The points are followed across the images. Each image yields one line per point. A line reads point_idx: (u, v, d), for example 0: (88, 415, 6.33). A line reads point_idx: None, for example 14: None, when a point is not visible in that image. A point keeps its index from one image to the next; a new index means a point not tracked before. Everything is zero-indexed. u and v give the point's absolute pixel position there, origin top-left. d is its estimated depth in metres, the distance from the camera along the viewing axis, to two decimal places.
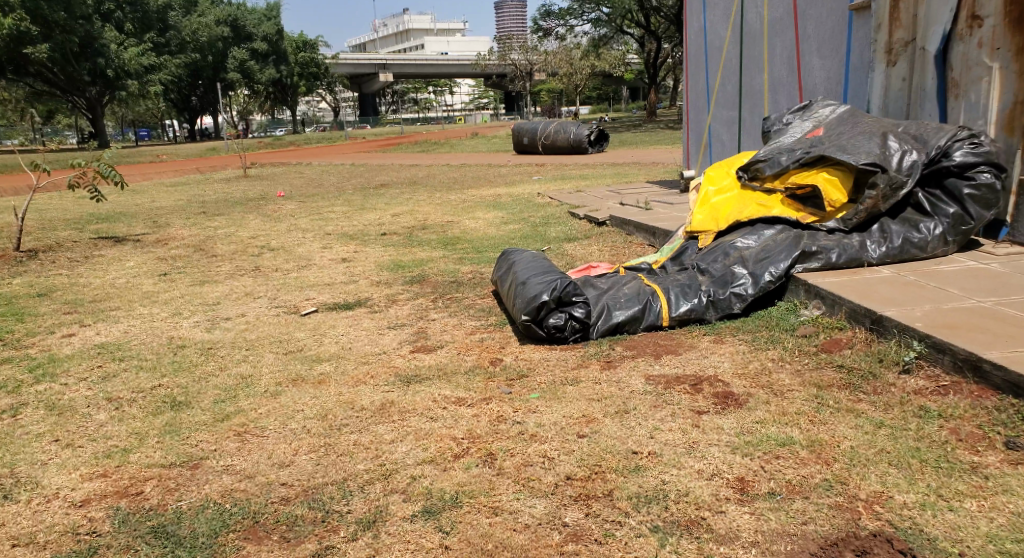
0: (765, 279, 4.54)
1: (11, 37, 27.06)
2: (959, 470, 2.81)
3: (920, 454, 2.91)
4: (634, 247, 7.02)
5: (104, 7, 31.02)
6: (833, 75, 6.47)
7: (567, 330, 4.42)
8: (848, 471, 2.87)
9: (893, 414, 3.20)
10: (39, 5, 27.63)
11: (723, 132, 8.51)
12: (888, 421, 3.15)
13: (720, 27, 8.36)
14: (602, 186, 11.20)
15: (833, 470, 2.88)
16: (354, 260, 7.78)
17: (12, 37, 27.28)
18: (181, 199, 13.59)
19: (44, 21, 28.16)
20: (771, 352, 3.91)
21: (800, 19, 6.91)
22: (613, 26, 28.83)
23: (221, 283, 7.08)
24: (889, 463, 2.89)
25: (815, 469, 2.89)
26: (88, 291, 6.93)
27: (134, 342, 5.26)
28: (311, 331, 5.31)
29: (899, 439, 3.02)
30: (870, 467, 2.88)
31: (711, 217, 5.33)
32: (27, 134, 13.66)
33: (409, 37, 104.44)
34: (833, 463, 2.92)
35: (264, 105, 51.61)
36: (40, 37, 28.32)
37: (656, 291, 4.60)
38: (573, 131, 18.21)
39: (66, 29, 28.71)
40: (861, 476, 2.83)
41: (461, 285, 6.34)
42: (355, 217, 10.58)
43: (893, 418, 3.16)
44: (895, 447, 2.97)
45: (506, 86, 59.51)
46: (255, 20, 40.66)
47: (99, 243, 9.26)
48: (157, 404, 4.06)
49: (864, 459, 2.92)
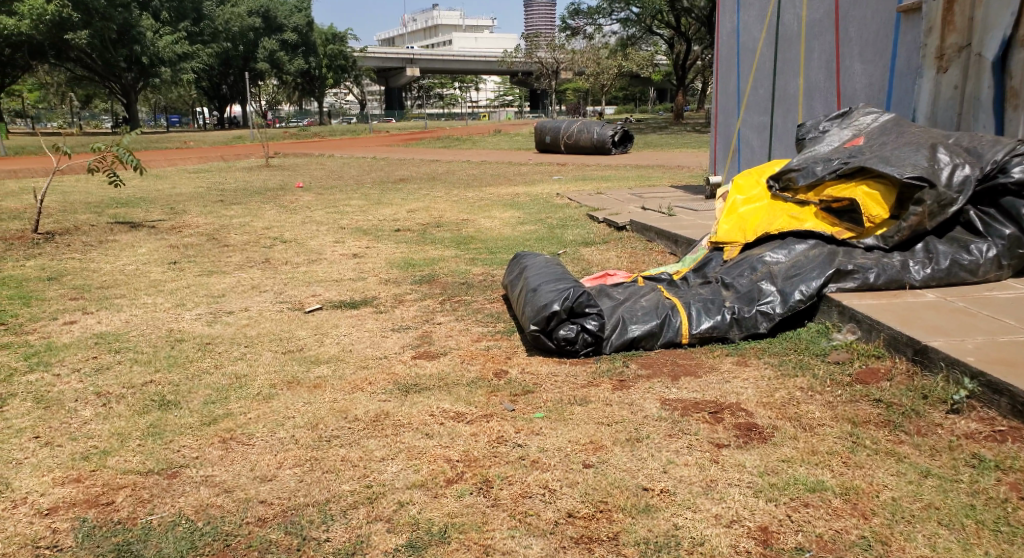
0: (794, 298, 4.27)
1: (52, 23, 27.09)
2: (1020, 537, 2.53)
3: (974, 514, 2.64)
4: (654, 255, 6.75)
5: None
6: (876, 81, 6.17)
7: (578, 343, 4.17)
8: (889, 529, 2.61)
9: (941, 462, 2.95)
10: None
11: (752, 138, 8.20)
12: (936, 469, 2.90)
13: (754, 28, 8.05)
14: (623, 189, 10.93)
15: (871, 526, 2.62)
16: (366, 256, 7.56)
17: (54, 25, 27.28)
18: (201, 186, 13.46)
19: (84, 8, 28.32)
20: (799, 381, 3.70)
21: (841, 21, 6.59)
22: (643, 26, 28.39)
23: (229, 275, 6.87)
24: (938, 522, 2.62)
25: (851, 523, 2.64)
26: (96, 277, 6.75)
27: (132, 333, 5.05)
28: (313, 329, 5.08)
29: (949, 493, 2.76)
30: (915, 525, 2.62)
31: (738, 228, 5.09)
32: (61, 119, 13.66)
33: (437, 31, 104.32)
34: (871, 517, 2.67)
35: (291, 95, 51.72)
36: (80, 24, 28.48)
37: (675, 305, 4.37)
38: (596, 132, 17.91)
39: (106, 16, 28.81)
40: (905, 536, 2.57)
41: (471, 287, 6.09)
42: (371, 211, 10.36)
43: (942, 467, 2.91)
44: (945, 503, 2.71)
45: (531, 83, 59.18)
46: (287, 12, 40.64)
47: (116, 228, 9.10)
48: (145, 401, 3.82)
49: (908, 514, 2.66)
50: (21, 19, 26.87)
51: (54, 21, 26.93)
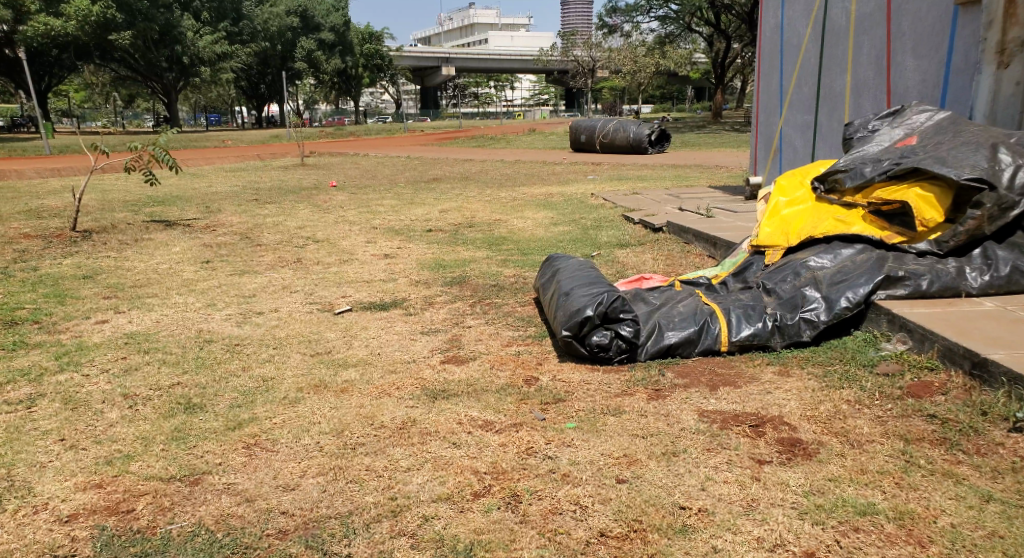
0: (839, 305, 4.10)
1: (96, 22, 27.49)
2: None
3: None
4: (691, 258, 6.60)
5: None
6: (930, 77, 5.94)
7: (612, 349, 4.05)
8: None
9: (1003, 485, 2.80)
10: None
11: (795, 137, 7.99)
12: (998, 493, 2.76)
13: (799, 23, 7.83)
14: (659, 189, 10.75)
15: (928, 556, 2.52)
16: (398, 257, 7.49)
17: (98, 25, 27.67)
18: (236, 185, 13.52)
19: (127, 8, 28.70)
20: (845, 393, 3.52)
21: (894, 16, 6.37)
22: (681, 23, 28.00)
23: (260, 275, 6.84)
24: (1003, 552, 2.51)
25: (905, 551, 2.54)
26: (129, 276, 6.75)
27: (161, 333, 5.01)
28: (342, 332, 5.01)
29: (1013, 520, 2.63)
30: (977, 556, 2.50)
31: (781, 232, 4.93)
32: (104, 117, 13.82)
33: (472, 30, 104.40)
34: (928, 545, 2.55)
35: (328, 94, 52.06)
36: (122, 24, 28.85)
37: (715, 311, 4.22)
38: (633, 131, 17.71)
39: (148, 17, 29.16)
40: None
41: (502, 290, 5.98)
42: (404, 211, 10.30)
43: (1004, 490, 2.77)
44: (1010, 531, 2.58)
45: (567, 83, 58.94)
46: (325, 11, 40.88)
47: (151, 227, 9.15)
48: (170, 404, 3.76)
49: (969, 543, 2.55)
50: (65, 18, 27.24)
51: (98, 21, 27.32)
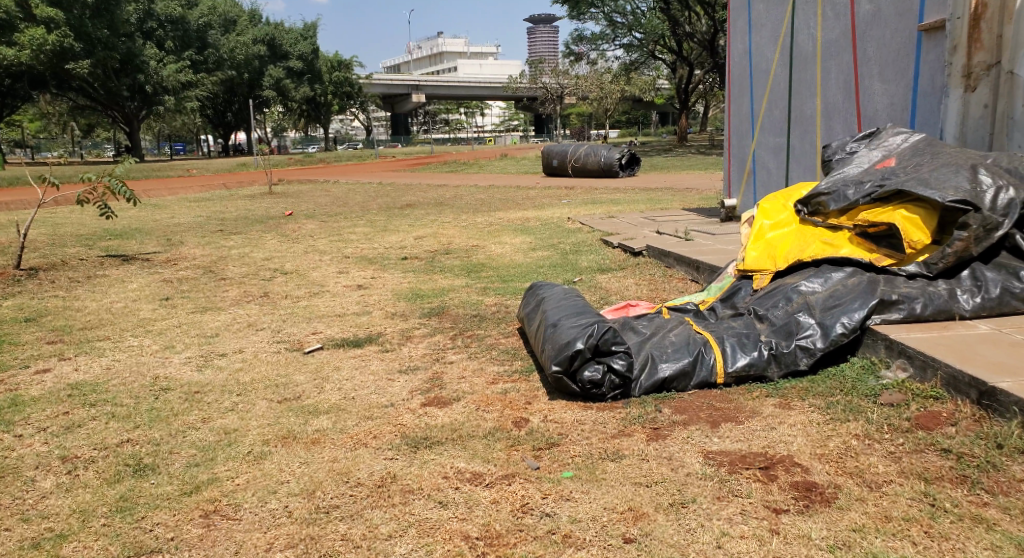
0: (836, 331, 3.86)
1: (52, 51, 26.78)
2: None
3: None
4: (675, 282, 6.37)
5: (146, 25, 31.44)
6: (898, 101, 5.76)
7: (604, 385, 3.78)
8: None
9: None
10: (84, 24, 27.68)
11: (768, 160, 7.82)
12: None
13: (767, 48, 7.71)
14: (636, 212, 10.58)
15: None
16: (372, 287, 7.20)
17: (55, 54, 26.97)
18: (201, 215, 13.15)
19: (86, 37, 28.12)
20: (853, 426, 3.24)
21: (859, 41, 6.21)
22: (645, 50, 28.09)
23: (225, 311, 6.51)
24: None
25: None
26: (80, 317, 6.38)
27: (112, 382, 4.68)
28: (312, 373, 4.69)
29: None
30: None
31: (767, 255, 4.72)
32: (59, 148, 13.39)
33: (440, 56, 104.65)
34: None
35: (295, 122, 51.71)
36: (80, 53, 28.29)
37: (708, 340, 3.96)
38: (604, 154, 17.55)
39: (109, 46, 28.69)
40: None
41: (483, 320, 5.70)
42: (376, 239, 10.00)
43: None
44: None
45: (536, 108, 59.09)
46: (292, 40, 40.70)
47: (106, 262, 8.75)
48: (117, 467, 3.51)
49: None
50: (19, 47, 26.67)
51: (55, 51, 26.73)
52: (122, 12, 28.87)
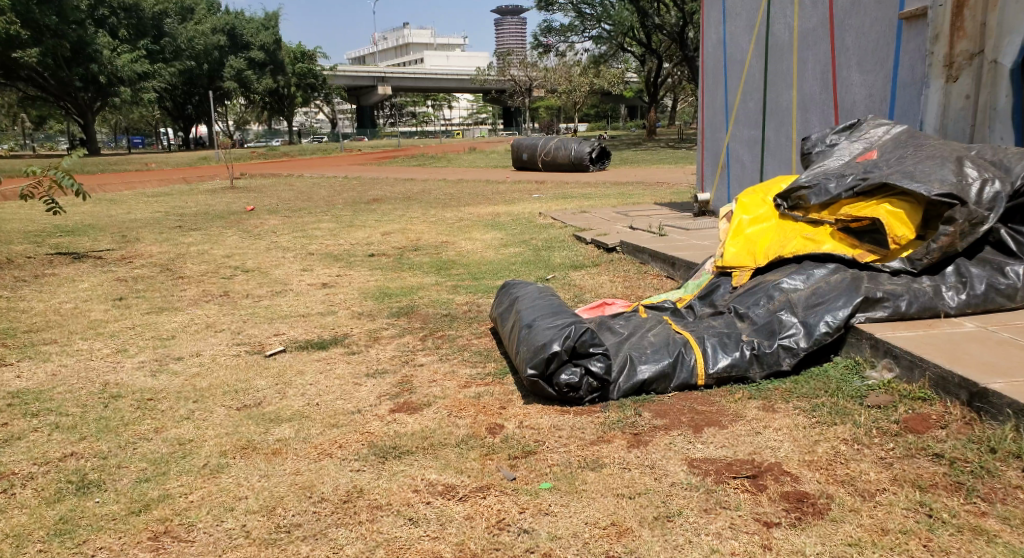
0: (819, 330, 3.77)
1: None
2: None
3: None
4: (650, 279, 6.24)
5: (98, 13, 30.64)
6: (876, 91, 5.69)
7: (582, 389, 3.66)
8: None
9: None
10: (29, 10, 26.86)
11: (742, 153, 7.74)
12: None
13: (741, 39, 7.63)
14: (608, 207, 10.45)
15: None
16: (338, 285, 6.97)
17: None
18: (159, 210, 12.79)
19: (33, 25, 27.31)
20: (841, 430, 3.13)
21: (837, 30, 6.13)
22: (613, 42, 27.94)
23: (182, 312, 6.25)
24: None
25: None
26: (26, 318, 6.08)
27: (58, 389, 4.43)
28: (274, 378, 4.48)
29: None
30: None
31: (746, 251, 4.63)
32: None
33: (406, 49, 103.87)
34: None
35: (259, 115, 50.91)
36: (30, 42, 27.47)
37: (688, 341, 3.86)
38: (574, 148, 17.45)
39: (58, 34, 27.93)
40: None
41: (453, 320, 5.52)
42: (342, 234, 9.76)
43: None
44: None
45: (503, 102, 58.84)
46: (254, 31, 39.99)
47: (58, 260, 8.41)
48: (58, 484, 3.31)
49: None
50: None
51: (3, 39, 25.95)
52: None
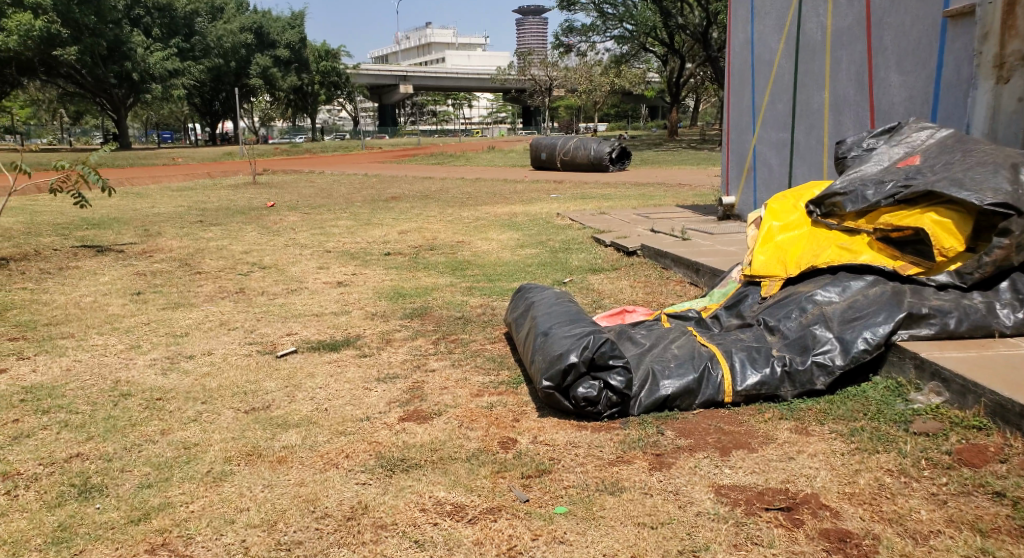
0: (856, 348, 3.58)
1: (41, 39, 26.30)
2: None
3: None
4: (672, 285, 6.04)
5: (134, 12, 30.94)
6: (917, 94, 5.46)
7: (600, 403, 3.51)
8: None
9: None
10: (71, 10, 27.09)
11: (770, 155, 7.52)
12: None
13: (771, 38, 7.41)
14: (628, 209, 10.26)
15: None
16: (352, 284, 6.84)
17: (43, 40, 26.42)
18: (182, 205, 12.75)
19: (74, 24, 27.50)
20: (885, 460, 2.94)
21: (874, 29, 5.91)
22: (636, 42, 27.75)
23: (197, 308, 6.13)
24: None
25: None
26: (46, 311, 5.99)
27: (69, 385, 4.29)
28: (284, 380, 4.34)
29: None
30: None
31: (776, 260, 4.45)
32: None
33: (429, 48, 104.07)
34: None
35: (282, 111, 51.11)
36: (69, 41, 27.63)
37: (715, 355, 3.70)
38: (594, 148, 17.25)
39: (96, 33, 28.13)
40: None
41: (468, 323, 5.36)
42: (360, 232, 9.64)
43: None
44: None
45: (525, 101, 58.74)
46: (280, 28, 40.10)
47: (80, 253, 8.35)
48: (61, 487, 3.17)
49: None
50: (9, 34, 26.13)
51: (43, 37, 26.24)
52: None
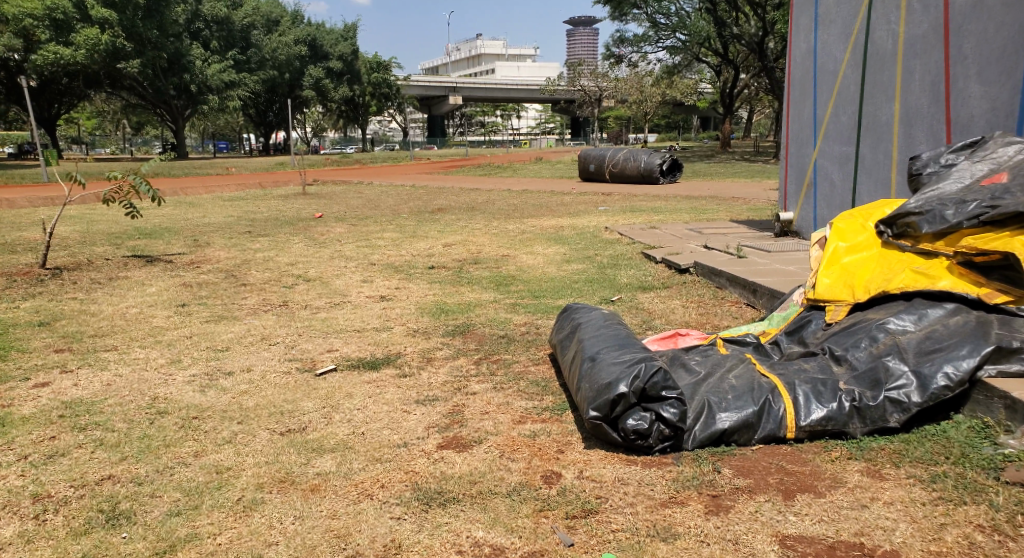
0: (936, 384, 3.34)
1: (105, 51, 26.96)
2: None
3: None
4: (728, 306, 5.79)
5: (194, 26, 31.58)
6: (1000, 104, 5.13)
7: (652, 437, 3.32)
8: None
9: None
10: (136, 24, 27.73)
11: (832, 170, 7.21)
12: None
13: (836, 48, 7.11)
14: (679, 223, 10.00)
15: None
16: (396, 299, 6.72)
17: (107, 53, 27.07)
18: (232, 215, 12.83)
19: (138, 38, 28.10)
20: (975, 512, 2.84)
21: (952, 37, 5.60)
22: (688, 53, 27.36)
23: (240, 322, 6.04)
24: None
25: None
26: (93, 322, 5.97)
27: (108, 401, 4.20)
28: (322, 400, 4.19)
29: None
30: None
31: (842, 284, 4.20)
32: None
33: (479, 60, 104.57)
34: None
35: (333, 121, 51.67)
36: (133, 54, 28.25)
37: (776, 386, 3.48)
38: (644, 160, 16.95)
39: (158, 46, 28.75)
40: None
41: (511, 343, 5.18)
42: (405, 244, 9.54)
43: None
44: None
45: (574, 112, 58.54)
46: (333, 40, 40.53)
47: (130, 263, 8.37)
48: (88, 513, 3.06)
49: None
50: (74, 46, 26.75)
51: (108, 50, 26.93)
52: (171, 13, 28.96)
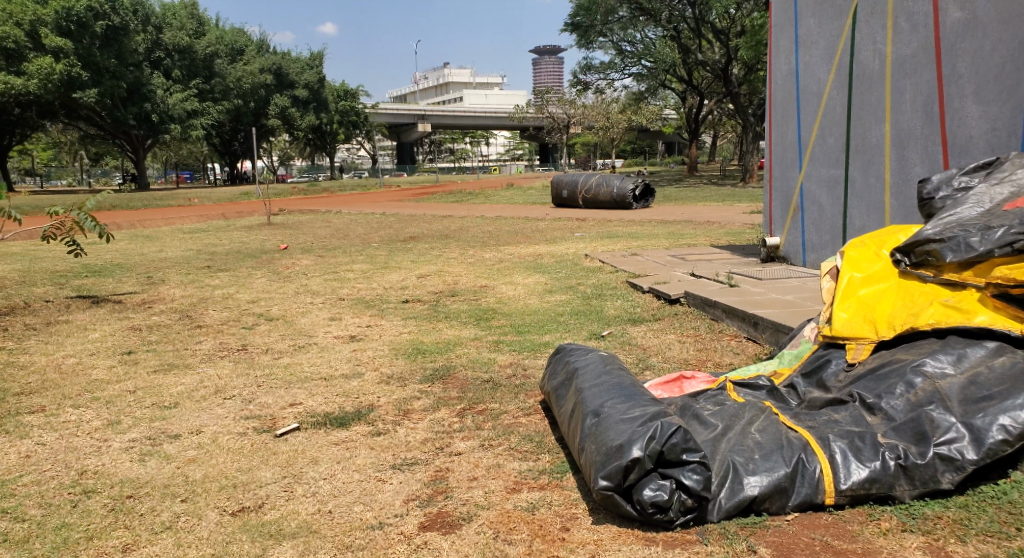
0: (992, 438, 2.87)
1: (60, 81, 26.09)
2: None
3: None
4: (727, 339, 5.35)
5: (155, 55, 30.83)
6: (999, 124, 4.74)
7: (672, 509, 2.83)
8: None
9: None
10: (92, 53, 26.93)
11: (820, 194, 6.81)
12: None
13: (819, 68, 6.75)
14: (661, 248, 9.58)
15: None
16: (367, 339, 6.17)
17: (63, 83, 26.26)
18: (190, 248, 12.19)
19: (95, 68, 27.26)
20: None
21: (944, 56, 5.24)
22: (656, 79, 27.22)
23: (192, 371, 5.45)
24: None
25: None
26: (22, 376, 5.35)
27: (24, 478, 3.63)
28: (281, 468, 3.65)
29: None
30: None
31: (860, 319, 3.70)
32: None
33: (445, 88, 104.68)
34: None
35: (299, 150, 51.00)
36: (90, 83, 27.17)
37: (808, 443, 3.00)
38: (617, 185, 16.63)
39: (117, 75, 27.86)
40: None
41: (497, 388, 4.66)
42: (376, 277, 8.99)
43: None
44: None
45: (542, 137, 58.45)
46: (298, 69, 39.95)
47: (75, 305, 7.74)
48: None
49: None
50: (28, 77, 26.02)
51: (62, 80, 26.04)
52: (132, 43, 28.18)
